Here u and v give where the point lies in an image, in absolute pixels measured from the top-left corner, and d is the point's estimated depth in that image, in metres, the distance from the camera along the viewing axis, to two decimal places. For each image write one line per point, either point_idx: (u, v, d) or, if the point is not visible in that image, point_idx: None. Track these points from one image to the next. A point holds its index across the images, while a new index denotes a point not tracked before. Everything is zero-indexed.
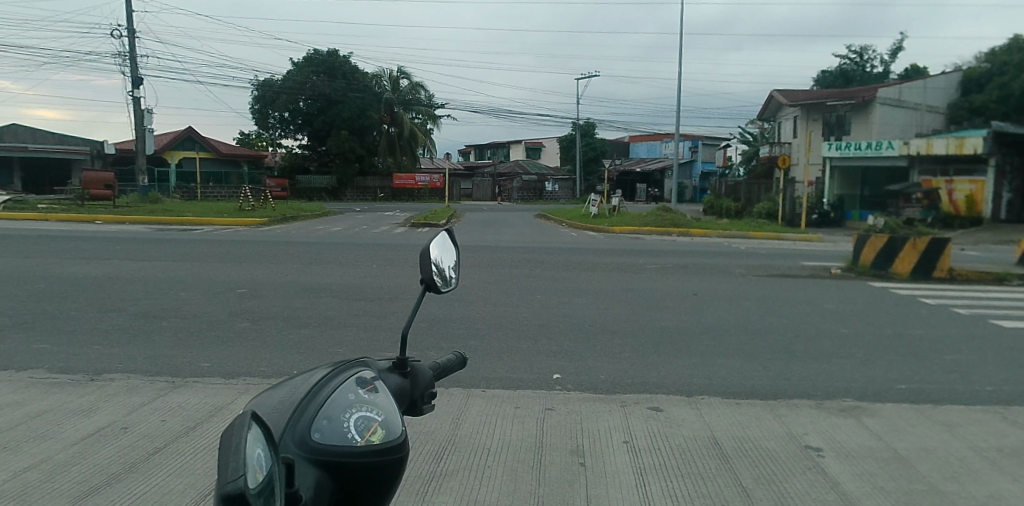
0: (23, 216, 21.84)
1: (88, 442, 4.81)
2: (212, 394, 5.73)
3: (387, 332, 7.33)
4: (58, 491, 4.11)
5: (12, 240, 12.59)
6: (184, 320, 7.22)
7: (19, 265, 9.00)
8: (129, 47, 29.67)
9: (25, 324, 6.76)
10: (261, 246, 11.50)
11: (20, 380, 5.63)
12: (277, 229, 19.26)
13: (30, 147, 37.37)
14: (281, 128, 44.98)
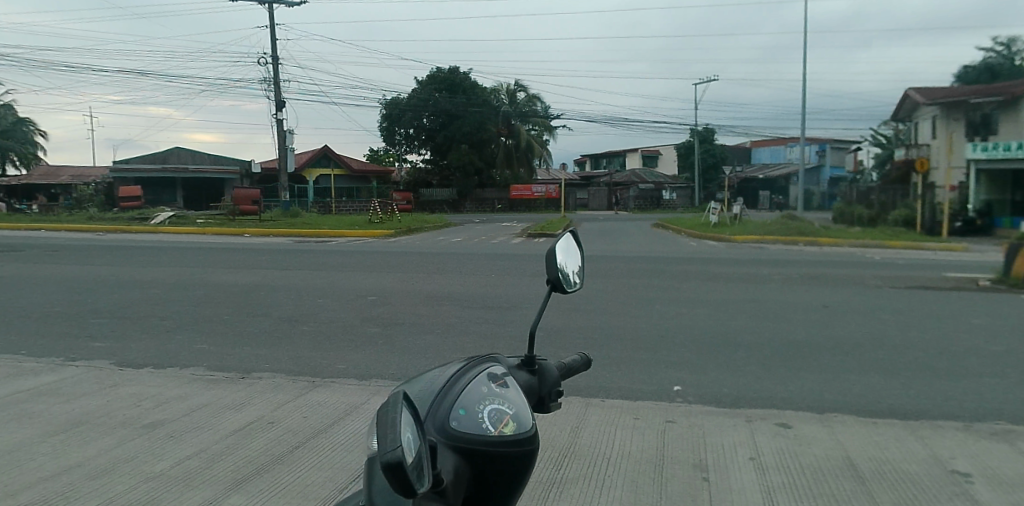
0: (187, 230, 24.43)
1: (242, 434, 5.23)
2: (347, 394, 6.09)
3: (505, 339, 7.44)
4: (214, 481, 4.47)
5: (180, 252, 14.17)
6: (322, 325, 7.57)
7: (186, 273, 10.07)
8: (273, 73, 32.50)
9: (186, 325, 7.13)
10: (389, 257, 12.15)
11: (184, 374, 5.97)
12: (403, 240, 20.29)
13: (190, 169, 41.77)
14: (407, 145, 47.46)
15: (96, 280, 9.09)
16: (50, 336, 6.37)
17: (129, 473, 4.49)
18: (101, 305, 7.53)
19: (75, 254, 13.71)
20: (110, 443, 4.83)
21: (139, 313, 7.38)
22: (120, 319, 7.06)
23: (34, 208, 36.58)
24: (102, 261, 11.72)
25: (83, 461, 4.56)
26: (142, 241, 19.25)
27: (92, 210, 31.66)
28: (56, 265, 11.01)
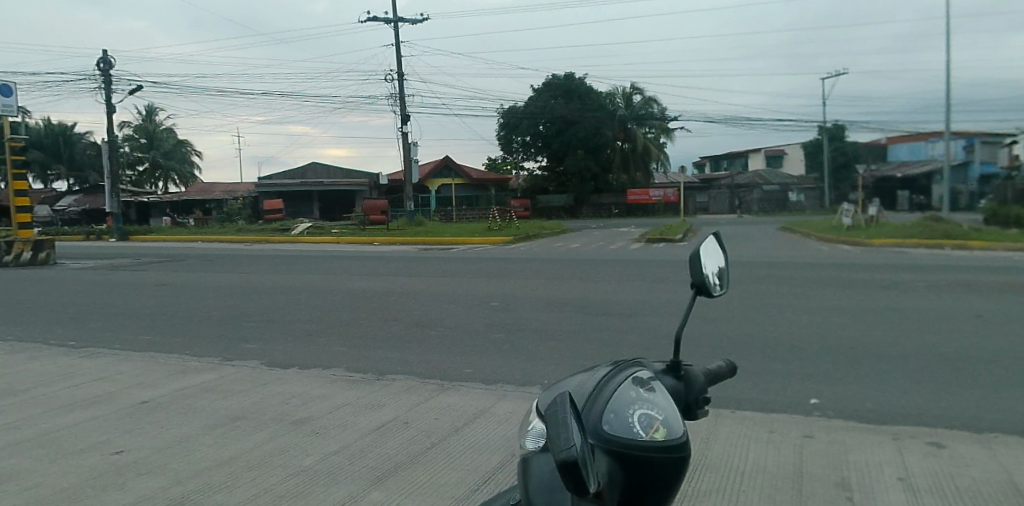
0: (324, 239, 26.19)
1: (379, 433, 5.39)
2: (475, 397, 6.12)
3: (629, 347, 7.22)
4: (353, 479, 4.62)
5: (320, 260, 15.19)
6: (448, 330, 7.74)
7: (325, 280, 10.74)
8: (399, 90, 34.08)
9: (323, 329, 7.51)
10: (510, 263, 12.30)
11: (324, 375, 6.25)
12: (523, 247, 20.55)
13: (324, 183, 45.23)
14: (524, 152, 47.96)
15: (248, 286, 9.88)
16: (208, 337, 6.91)
17: (279, 466, 4.76)
18: (252, 310, 8.14)
19: (232, 262, 15.05)
20: (262, 436, 5.14)
21: (283, 317, 7.90)
22: (267, 323, 7.58)
23: (192, 222, 40.62)
24: (254, 269, 12.76)
25: (239, 454, 4.88)
26: (287, 250, 20.86)
27: (241, 224, 34.68)
28: (217, 272, 12.13)
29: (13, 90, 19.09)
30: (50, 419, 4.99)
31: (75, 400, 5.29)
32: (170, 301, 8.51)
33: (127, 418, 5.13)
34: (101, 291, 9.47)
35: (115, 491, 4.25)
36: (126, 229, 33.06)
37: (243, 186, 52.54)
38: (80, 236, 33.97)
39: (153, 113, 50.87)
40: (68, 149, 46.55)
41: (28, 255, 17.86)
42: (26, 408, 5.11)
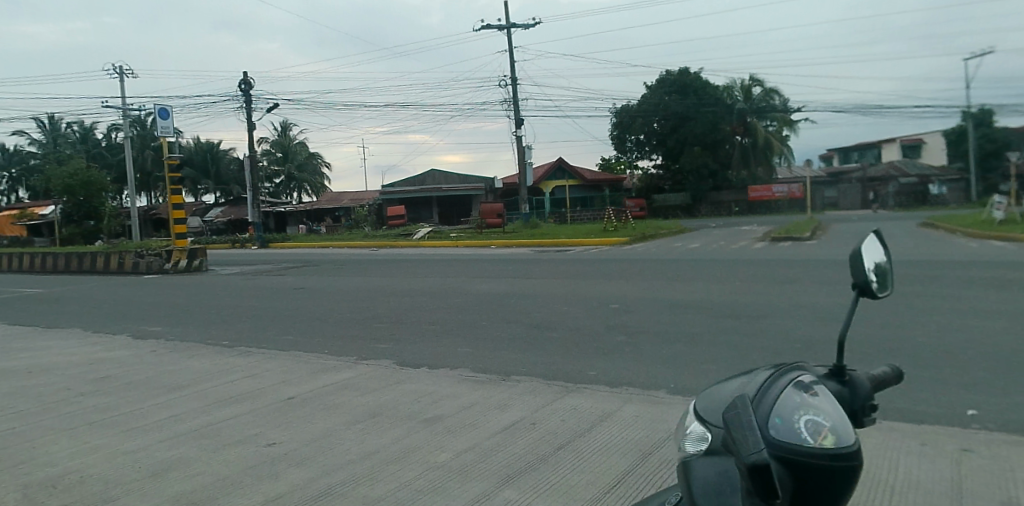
0: (443, 244, 27.08)
1: (507, 433, 5.39)
2: (601, 400, 5.99)
3: (761, 351, 6.83)
4: (488, 478, 4.63)
5: (445, 263, 15.70)
6: (570, 332, 7.68)
7: (449, 283, 11.04)
8: (513, 94, 34.51)
9: (448, 331, 7.68)
10: (627, 265, 12.08)
11: (453, 375, 6.37)
12: (639, 247, 20.19)
13: (444, 188, 46.24)
14: (638, 151, 46.59)
15: (377, 289, 10.35)
16: (343, 338, 7.27)
17: (414, 462, 4.88)
18: (381, 313, 8.48)
19: (362, 267, 15.89)
20: (398, 433, 5.28)
21: (411, 319, 8.16)
22: (396, 325, 7.87)
23: (322, 229, 43.33)
24: (381, 272, 13.38)
25: (377, 449, 5.04)
26: (411, 254, 21.74)
27: (368, 230, 36.58)
28: (351, 276, 12.83)
29: (171, 113, 21.17)
30: (212, 411, 5.39)
31: (233, 394, 5.69)
32: (309, 304, 9.05)
33: (277, 411, 5.46)
34: (249, 294, 10.26)
35: (269, 482, 4.51)
36: (266, 237, 35.83)
37: (366, 194, 55.40)
38: (226, 244, 37.17)
39: (286, 127, 54.77)
40: (215, 165, 51.09)
41: (185, 262, 19.84)
42: (191, 400, 5.55)
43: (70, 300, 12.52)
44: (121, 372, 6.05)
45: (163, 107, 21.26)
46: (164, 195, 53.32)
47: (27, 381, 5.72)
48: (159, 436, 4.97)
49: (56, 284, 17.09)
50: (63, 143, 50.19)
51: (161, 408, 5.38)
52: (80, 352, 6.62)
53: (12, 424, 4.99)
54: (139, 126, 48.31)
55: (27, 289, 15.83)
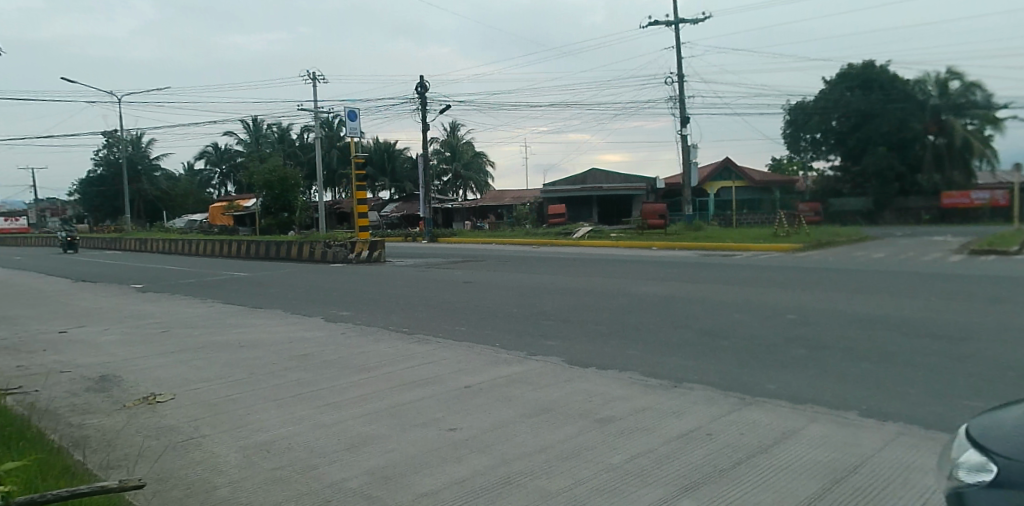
0: (602, 245, 27.03)
1: (683, 441, 5.03)
2: (783, 415, 5.48)
3: (973, 379, 5.98)
4: (673, 480, 4.39)
5: (611, 262, 15.68)
6: (743, 342, 7.26)
7: (613, 283, 10.97)
8: (679, 91, 33.43)
9: (615, 333, 7.56)
10: (803, 273, 11.31)
11: (624, 377, 6.22)
12: (813, 256, 18.82)
13: (604, 188, 44.93)
14: (813, 151, 42.92)
15: (545, 287, 10.50)
16: (513, 333, 7.40)
17: (588, 462, 4.68)
18: (548, 310, 8.55)
19: (528, 264, 16.21)
20: (571, 431, 5.14)
21: (577, 318, 8.16)
22: (563, 323, 7.89)
23: (485, 225, 45.11)
24: (547, 270, 13.55)
25: (550, 445, 4.93)
26: (571, 253, 21.86)
27: (529, 228, 37.37)
28: (521, 272, 13.17)
29: (358, 115, 22.89)
30: (397, 393, 5.67)
31: (412, 380, 5.95)
32: (479, 298, 9.33)
33: (454, 399, 5.62)
34: (425, 286, 10.81)
35: (450, 466, 4.62)
36: (435, 232, 37.92)
37: (528, 193, 56.61)
38: (400, 238, 39.89)
39: (457, 129, 57.15)
40: (389, 164, 54.70)
41: (367, 253, 21.29)
42: (378, 382, 5.88)
43: (274, 284, 13.98)
44: (317, 351, 6.56)
45: (351, 110, 23.14)
46: (345, 191, 58.05)
47: (242, 354, 6.39)
48: (352, 413, 5.31)
49: (260, 269, 19.21)
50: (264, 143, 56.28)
51: (352, 387, 5.76)
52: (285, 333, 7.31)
53: (232, 390, 5.57)
54: (327, 128, 52.89)
55: (238, 273, 17.94)
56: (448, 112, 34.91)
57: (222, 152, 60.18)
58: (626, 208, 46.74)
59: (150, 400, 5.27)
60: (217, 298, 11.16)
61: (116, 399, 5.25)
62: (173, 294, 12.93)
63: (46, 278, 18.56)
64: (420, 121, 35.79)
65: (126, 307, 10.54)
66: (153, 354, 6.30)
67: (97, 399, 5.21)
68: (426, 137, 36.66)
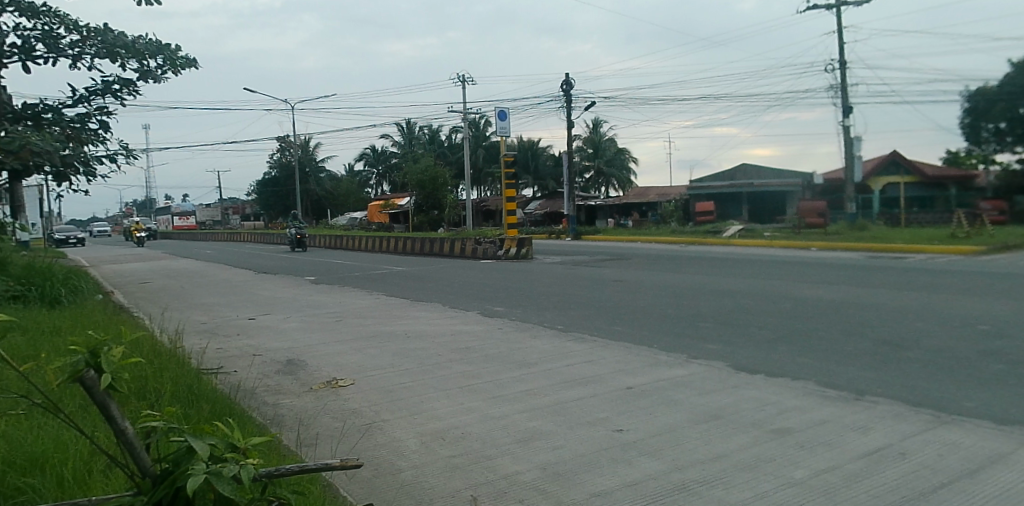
0: (754, 244, 26.08)
1: (872, 459, 4.62)
2: (989, 438, 4.89)
3: None
4: (867, 497, 4.02)
5: (769, 263, 15.02)
6: (929, 354, 6.63)
7: (771, 284, 10.51)
8: (841, 79, 31.32)
9: (782, 338, 7.20)
10: (994, 280, 10.17)
11: (795, 386, 5.89)
12: (1008, 260, 16.97)
13: (756, 184, 42.32)
14: (997, 142, 37.55)
15: (702, 288, 10.26)
16: (672, 334, 7.27)
17: (768, 473, 4.40)
18: (706, 312, 8.32)
19: (680, 263, 15.95)
20: (744, 441, 4.89)
21: (738, 322, 7.88)
22: (725, 327, 7.62)
23: (631, 223, 45.46)
24: (699, 270, 13.28)
25: (724, 454, 4.69)
26: (722, 253, 21.28)
27: (674, 226, 36.70)
28: (673, 272, 12.98)
29: (507, 114, 24.14)
30: (561, 390, 5.72)
31: (575, 377, 5.98)
32: (633, 299, 9.27)
33: (619, 400, 5.57)
34: (580, 286, 10.93)
35: (620, 467, 4.54)
36: (579, 230, 38.42)
37: (674, 189, 55.49)
38: (543, 234, 41.20)
39: (599, 125, 56.88)
40: (535, 163, 55.54)
41: (515, 250, 21.79)
42: (542, 378, 5.96)
43: (431, 278, 14.80)
44: (480, 345, 6.76)
45: (501, 110, 24.19)
46: (492, 190, 59.91)
47: (412, 345, 6.73)
48: (519, 407, 5.40)
49: (414, 264, 20.42)
50: (417, 144, 59.51)
51: (517, 381, 5.88)
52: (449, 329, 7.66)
53: (405, 378, 5.87)
54: (475, 128, 54.97)
55: (396, 267, 19.21)
56: (593, 108, 36.16)
57: (379, 154, 64.67)
58: (781, 205, 43.60)
59: (335, 384, 5.66)
60: (383, 292, 11.98)
61: (305, 382, 5.70)
62: (342, 286, 14.04)
63: (234, 269, 20.97)
64: (566, 118, 36.57)
65: (307, 298, 11.59)
66: (335, 342, 6.79)
67: (288, 381, 5.68)
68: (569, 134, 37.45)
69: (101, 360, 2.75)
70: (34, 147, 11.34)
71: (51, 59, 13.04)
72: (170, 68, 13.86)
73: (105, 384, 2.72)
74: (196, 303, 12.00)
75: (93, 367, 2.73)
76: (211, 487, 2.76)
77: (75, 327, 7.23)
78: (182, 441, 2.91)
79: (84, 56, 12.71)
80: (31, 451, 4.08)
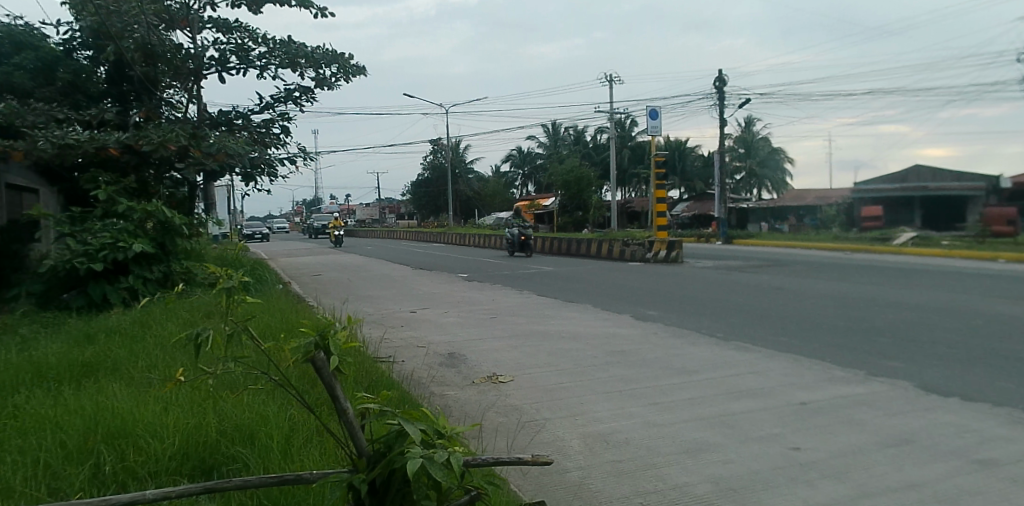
0: (932, 252, 24.02)
1: None
2: None
3: None
4: None
5: (959, 275, 13.68)
6: None
7: (961, 299, 9.58)
8: None
9: (978, 360, 6.52)
10: None
11: (999, 414, 5.25)
12: None
13: (931, 186, 38.62)
14: None
15: (877, 302, 9.62)
16: (844, 354, 6.89)
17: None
18: (882, 330, 7.80)
19: (851, 272, 15.05)
20: (943, 470, 4.36)
21: (922, 340, 7.28)
22: (907, 346, 7.07)
23: (785, 227, 43.65)
24: (872, 281, 12.50)
25: (921, 482, 4.19)
26: (896, 262, 19.75)
27: (832, 233, 34.72)
28: (844, 283, 12.30)
29: (658, 114, 24.51)
30: (727, 404, 5.58)
31: (740, 392, 5.85)
32: (799, 315, 8.93)
33: (790, 417, 5.30)
34: (743, 298, 10.64)
35: (799, 481, 4.22)
36: (731, 234, 37.72)
37: (829, 193, 52.32)
38: (693, 237, 40.81)
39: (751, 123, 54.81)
40: (681, 163, 54.68)
41: (664, 252, 21.55)
42: (706, 392, 5.86)
43: (584, 279, 15.14)
44: (633, 358, 6.94)
45: (652, 110, 24.61)
46: (637, 190, 59.80)
47: (570, 356, 7.02)
48: (683, 417, 5.32)
49: (563, 265, 20.85)
50: (563, 145, 60.97)
51: (673, 391, 5.93)
52: (611, 342, 7.71)
53: (566, 384, 6.02)
54: (620, 127, 55.51)
55: (545, 267, 19.80)
56: (747, 106, 35.78)
57: (525, 156, 66.94)
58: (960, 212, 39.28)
59: (494, 379, 6.15)
60: (542, 294, 12.35)
61: (467, 376, 6.25)
62: (498, 284, 14.63)
63: (394, 264, 22.53)
64: (719, 117, 36.09)
65: (470, 296, 12.22)
66: (499, 350, 7.26)
67: (452, 373, 6.29)
68: (721, 132, 37.02)
69: (330, 342, 2.69)
70: (229, 150, 12.82)
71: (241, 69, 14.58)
72: (342, 75, 15.15)
73: (335, 366, 2.69)
74: (369, 295, 13.00)
75: (322, 348, 2.69)
76: (425, 471, 2.56)
77: (277, 315, 8.10)
78: (395, 423, 2.80)
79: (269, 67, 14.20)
80: (243, 423, 4.51)
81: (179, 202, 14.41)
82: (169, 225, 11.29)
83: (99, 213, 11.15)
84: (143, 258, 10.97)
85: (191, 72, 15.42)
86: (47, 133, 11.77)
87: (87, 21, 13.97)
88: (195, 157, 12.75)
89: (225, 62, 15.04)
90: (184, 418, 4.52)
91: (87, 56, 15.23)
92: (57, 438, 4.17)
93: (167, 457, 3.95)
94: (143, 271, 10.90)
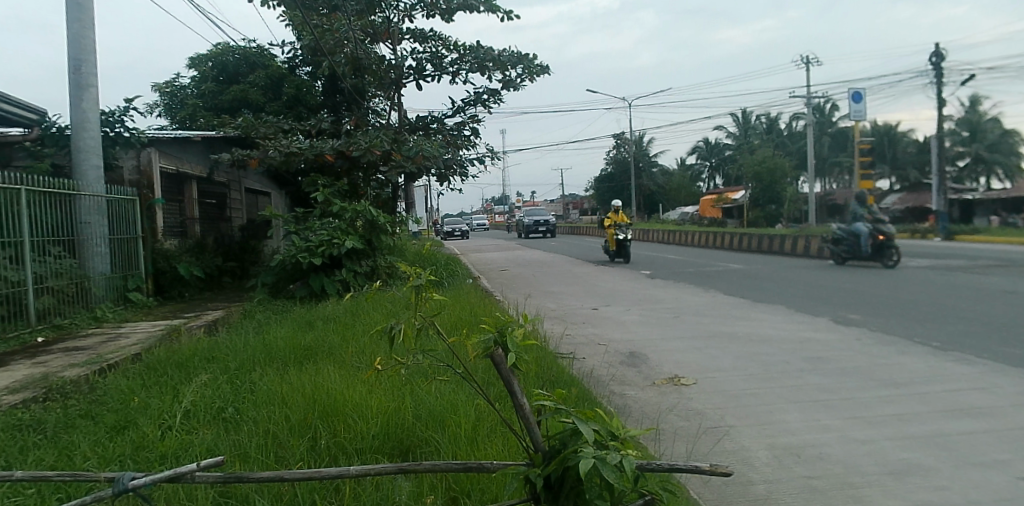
0: None
1: None
2: None
3: None
4: None
5: None
6: None
7: None
8: None
9: None
10: None
11: None
12: None
13: None
14: None
15: None
16: None
17: None
18: None
19: None
20: None
21: None
22: None
23: (1022, 222, 37.13)
24: None
25: None
26: None
27: None
28: None
29: (864, 96, 22.15)
30: (942, 422, 4.89)
31: (961, 410, 5.10)
32: None
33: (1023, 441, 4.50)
34: (969, 302, 9.18)
35: None
36: (952, 229, 32.98)
37: None
38: (905, 234, 36.31)
39: (978, 101, 47.25)
40: (891, 149, 48.72)
41: None
42: (919, 407, 5.21)
43: (778, 278, 14.20)
44: (832, 366, 6.38)
45: (855, 91, 22.40)
46: (838, 182, 54.62)
47: (761, 360, 6.65)
48: (888, 434, 4.76)
49: (753, 263, 19.60)
50: (754, 134, 57.39)
51: (880, 404, 5.32)
52: (806, 347, 7.10)
53: (754, 391, 5.73)
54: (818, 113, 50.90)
55: (733, 264, 18.89)
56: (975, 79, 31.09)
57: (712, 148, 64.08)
58: None
59: (677, 381, 6.00)
60: (730, 293, 11.75)
61: (648, 376, 6.18)
62: (681, 281, 14.18)
63: (577, 260, 22.85)
64: (938, 94, 31.77)
65: (654, 293, 12.07)
66: (685, 351, 7.08)
67: (634, 374, 6.23)
68: (940, 113, 32.59)
69: (508, 338, 2.72)
70: (426, 153, 13.84)
71: (436, 76, 15.70)
72: (527, 76, 15.66)
73: (512, 363, 2.69)
74: (551, 291, 13.32)
75: (500, 344, 2.73)
76: (596, 472, 2.49)
77: (471, 308, 8.67)
78: (569, 422, 2.78)
79: (461, 71, 15.14)
80: (435, 410, 4.85)
81: (384, 202, 15.86)
82: (375, 223, 12.57)
83: (317, 213, 12.73)
84: (354, 253, 12.28)
85: (392, 81, 16.71)
86: (277, 143, 13.70)
87: (306, 40, 15.95)
88: (396, 159, 14.00)
89: (422, 70, 16.29)
90: (384, 401, 4.97)
91: (306, 72, 17.75)
92: (283, 412, 4.83)
93: (370, 435, 4.39)
94: (354, 265, 12.19)
